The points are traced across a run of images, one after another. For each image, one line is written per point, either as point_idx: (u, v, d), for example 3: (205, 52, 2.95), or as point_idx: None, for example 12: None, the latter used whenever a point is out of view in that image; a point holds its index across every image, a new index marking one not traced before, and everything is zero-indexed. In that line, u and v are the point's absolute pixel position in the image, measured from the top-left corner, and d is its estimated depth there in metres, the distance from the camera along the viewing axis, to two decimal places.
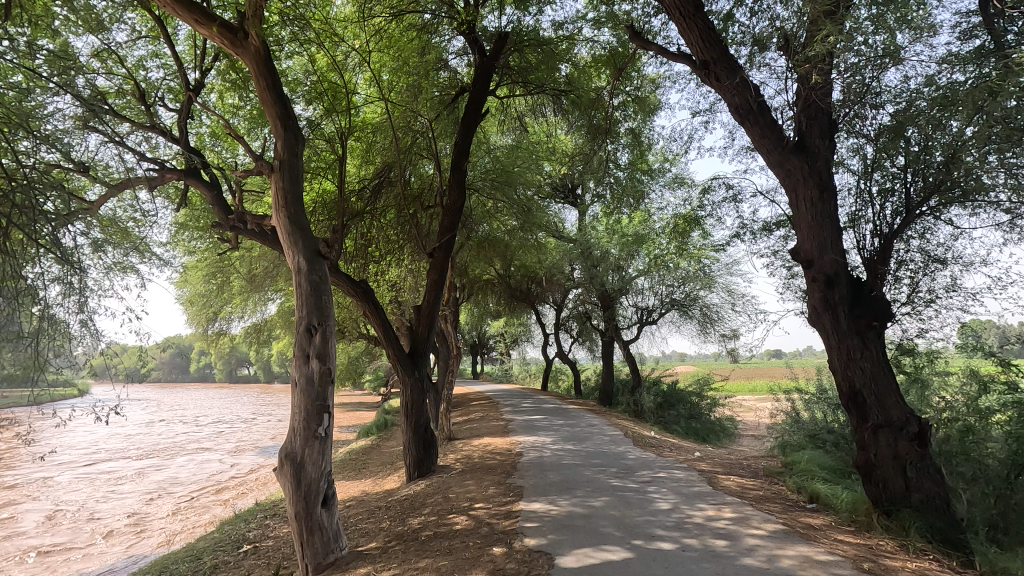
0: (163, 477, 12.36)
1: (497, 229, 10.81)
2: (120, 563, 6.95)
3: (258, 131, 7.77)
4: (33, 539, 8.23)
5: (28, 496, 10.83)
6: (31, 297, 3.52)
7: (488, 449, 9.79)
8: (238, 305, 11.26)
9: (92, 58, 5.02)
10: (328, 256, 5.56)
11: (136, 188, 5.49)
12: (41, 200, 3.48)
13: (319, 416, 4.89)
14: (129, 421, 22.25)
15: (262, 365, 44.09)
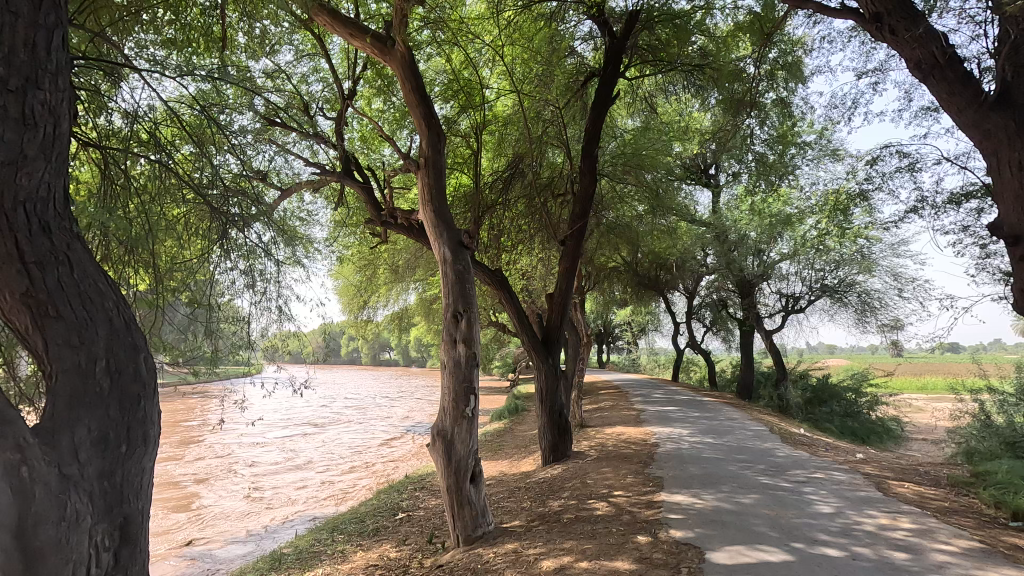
0: (326, 446, 13.91)
1: (626, 216, 10.57)
2: (298, 519, 7.94)
3: (401, 131, 8.34)
4: (232, 491, 9.71)
5: (226, 454, 12.80)
6: (228, 291, 4.02)
7: (622, 438, 9.69)
8: (384, 294, 12.20)
9: (268, 77, 5.68)
10: (471, 246, 5.80)
11: (303, 190, 6.13)
12: (233, 206, 3.97)
13: (466, 397, 5.16)
14: (296, 396, 25.46)
15: (400, 350, 47.67)
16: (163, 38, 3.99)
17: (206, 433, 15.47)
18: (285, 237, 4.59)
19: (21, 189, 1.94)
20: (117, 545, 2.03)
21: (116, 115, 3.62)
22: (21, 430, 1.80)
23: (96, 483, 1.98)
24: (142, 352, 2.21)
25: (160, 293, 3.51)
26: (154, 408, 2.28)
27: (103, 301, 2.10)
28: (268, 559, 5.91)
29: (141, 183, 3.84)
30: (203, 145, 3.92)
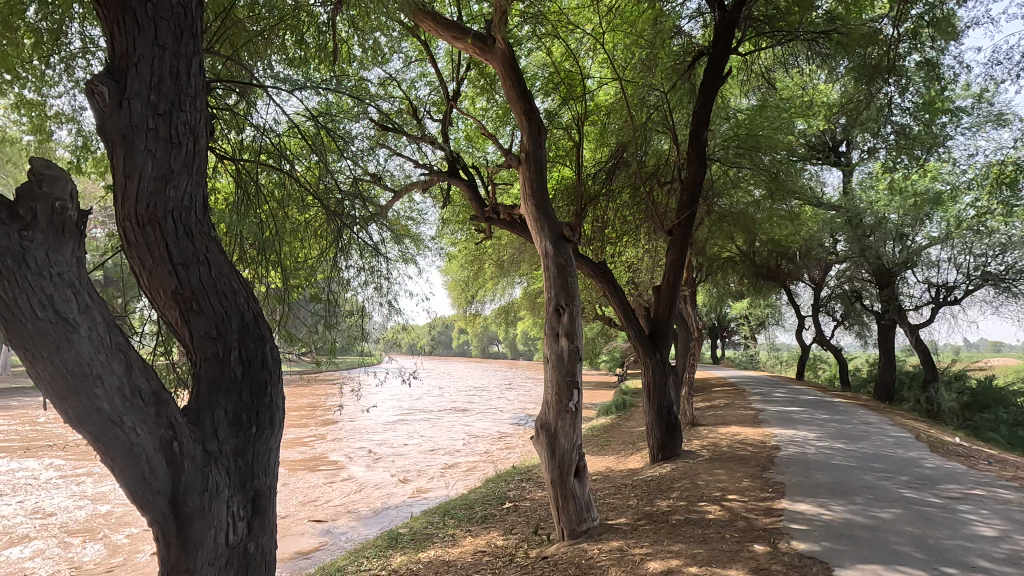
0: (439, 434, 14.61)
1: (741, 202, 9.88)
2: (412, 502, 8.43)
3: (504, 128, 8.46)
4: (356, 470, 10.55)
5: (351, 437, 13.91)
6: (346, 287, 4.35)
7: (738, 439, 9.12)
8: (491, 288, 12.52)
9: (380, 85, 6.03)
10: (573, 239, 5.74)
11: (413, 191, 6.44)
12: (350, 208, 4.26)
13: (569, 392, 5.12)
14: (412, 385, 27.02)
15: (509, 343, 48.78)
16: (288, 58, 4.37)
17: (335, 417, 16.93)
18: (396, 236, 4.84)
19: (170, 201, 2.22)
20: (250, 516, 2.27)
21: (251, 131, 4.03)
22: (172, 410, 2.08)
23: (232, 460, 2.23)
24: (269, 343, 2.43)
25: (288, 290, 3.90)
26: (280, 393, 2.50)
27: (235, 297, 2.34)
28: (386, 537, 6.33)
29: (272, 191, 4.26)
30: (323, 154, 4.26)
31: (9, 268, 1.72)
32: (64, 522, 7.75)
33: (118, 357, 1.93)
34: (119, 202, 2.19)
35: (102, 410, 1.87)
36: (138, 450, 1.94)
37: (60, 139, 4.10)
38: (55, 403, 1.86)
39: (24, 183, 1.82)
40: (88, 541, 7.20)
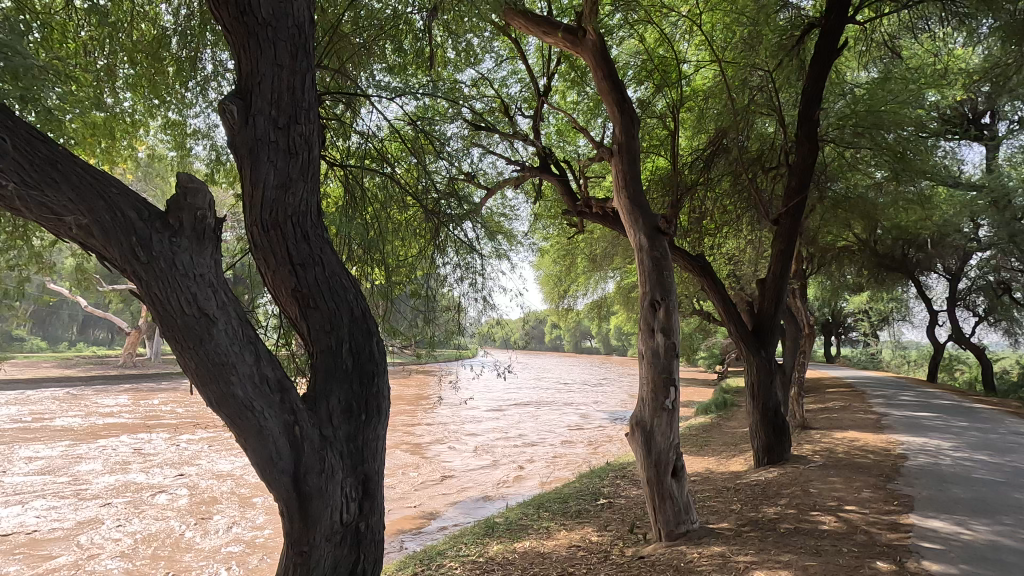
0: (532, 427, 14.76)
1: (859, 185, 8.99)
2: (507, 493, 8.61)
3: (595, 120, 8.34)
4: (454, 458, 10.96)
5: (448, 426, 14.44)
6: (442, 284, 4.50)
7: (857, 445, 8.35)
8: (583, 283, 12.41)
9: (474, 85, 6.19)
10: (668, 232, 5.55)
11: (506, 188, 6.53)
12: (447, 207, 4.42)
13: (666, 389, 4.96)
14: (506, 378, 27.56)
15: (601, 338, 48.24)
16: (388, 66, 4.61)
17: (433, 407, 17.65)
18: (489, 233, 4.94)
19: (289, 206, 2.43)
20: (362, 497, 2.44)
21: (357, 137, 4.31)
22: (294, 397, 2.28)
23: (346, 445, 2.41)
24: (375, 336, 2.59)
25: (390, 287, 4.11)
26: (386, 384, 2.66)
27: (346, 294, 2.52)
28: (483, 525, 6.50)
29: (376, 194, 4.53)
30: (421, 156, 4.46)
31: (162, 270, 1.98)
32: (204, 489, 8.76)
33: (249, 348, 2.16)
34: (247, 208, 2.43)
35: (237, 396, 2.10)
36: (267, 432, 2.16)
37: (197, 153, 4.60)
38: (199, 387, 2.12)
39: (171, 195, 2.08)
40: (224, 505, 8.10)
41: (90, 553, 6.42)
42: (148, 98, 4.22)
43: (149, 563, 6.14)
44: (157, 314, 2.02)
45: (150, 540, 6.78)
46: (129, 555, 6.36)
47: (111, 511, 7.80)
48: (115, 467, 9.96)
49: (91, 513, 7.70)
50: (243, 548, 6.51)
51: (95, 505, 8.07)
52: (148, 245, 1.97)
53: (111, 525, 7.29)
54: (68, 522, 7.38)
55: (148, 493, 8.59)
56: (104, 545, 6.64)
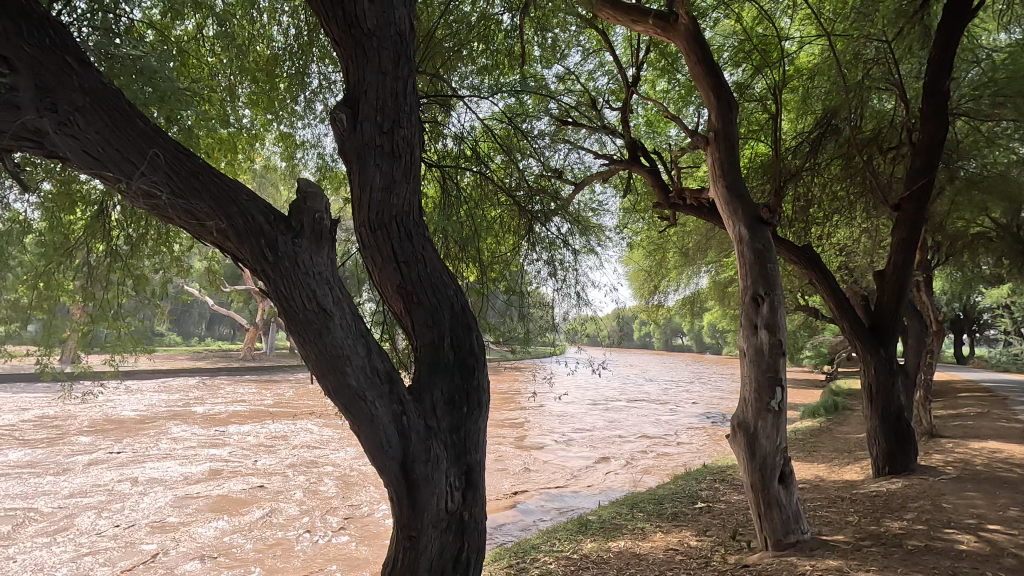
0: (623, 425, 14.48)
1: (999, 162, 7.92)
2: (599, 491, 8.52)
3: (688, 108, 8.01)
4: (544, 453, 11.02)
5: (538, 422, 14.53)
6: (528, 282, 4.59)
7: (1000, 457, 7.37)
8: (675, 279, 11.99)
9: (561, 81, 6.15)
10: (772, 222, 5.21)
11: (594, 183, 6.39)
12: (537, 204, 4.45)
13: (771, 389, 4.65)
14: (594, 376, 27.28)
15: (694, 335, 46.36)
16: (478, 68, 4.70)
17: (522, 404, 17.84)
18: (577, 228, 4.88)
19: (394, 207, 2.55)
20: (464, 487, 2.51)
21: (450, 139, 4.47)
22: (401, 389, 2.39)
23: (449, 436, 2.49)
24: (475, 332, 2.65)
25: (484, 283, 4.20)
26: (486, 378, 2.71)
27: (446, 291, 2.60)
28: (577, 522, 6.47)
29: (470, 192, 4.65)
30: (512, 153, 4.51)
31: (286, 269, 2.15)
32: (315, 469, 9.45)
33: (361, 341, 2.29)
34: (356, 210, 2.57)
35: (351, 385, 2.24)
36: (377, 421, 2.28)
37: (305, 162, 4.94)
38: (318, 377, 2.28)
39: (293, 199, 2.25)
40: (331, 482, 8.70)
41: (224, 514, 7.16)
42: (264, 113, 4.58)
43: (269, 530, 6.72)
44: (282, 309, 2.20)
45: (272, 508, 7.43)
46: (255, 519, 7.00)
47: (236, 481, 8.64)
48: (241, 445, 11.01)
49: (223, 481, 8.57)
50: (351, 523, 6.94)
51: (226, 475, 8.97)
52: (274, 246, 2.15)
53: (239, 492, 8.08)
54: (205, 487, 8.27)
55: (269, 468, 9.43)
56: (234, 510, 7.36)
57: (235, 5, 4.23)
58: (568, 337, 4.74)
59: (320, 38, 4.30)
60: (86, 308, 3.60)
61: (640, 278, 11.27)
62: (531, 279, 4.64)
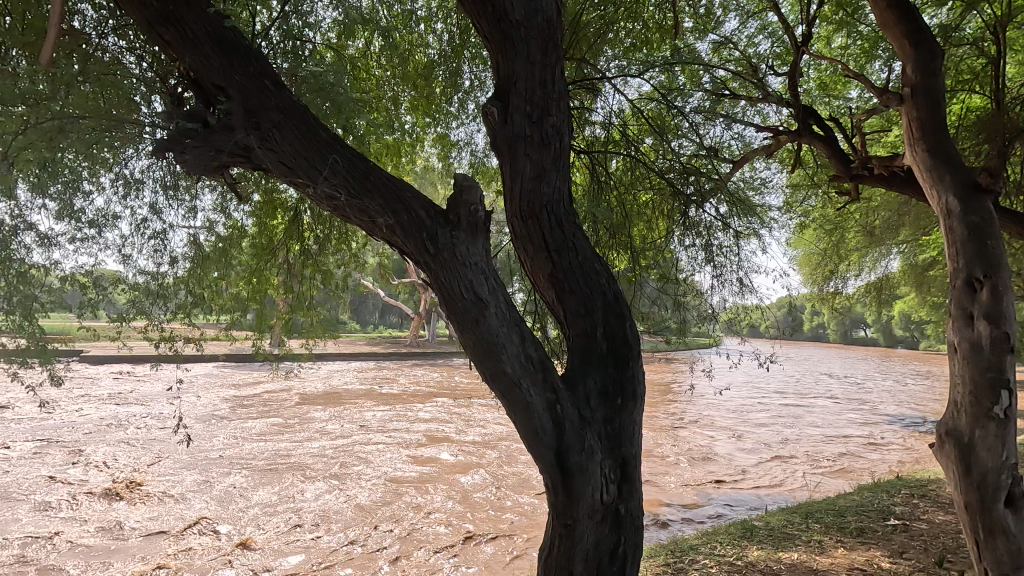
0: (795, 425, 13.10)
1: None
2: (765, 495, 7.81)
3: (873, 63, 6.88)
4: (702, 449, 10.42)
5: (695, 416, 13.79)
6: (676, 270, 4.29)
7: None
8: (857, 263, 10.48)
9: (717, 52, 5.65)
10: (995, 189, 4.24)
11: (756, 159, 5.76)
12: (691, 186, 4.14)
13: (995, 392, 3.81)
14: (760, 370, 25.07)
15: (883, 326, 40.24)
16: (623, 48, 4.49)
17: (679, 397, 17.05)
18: (736, 208, 4.45)
19: (544, 197, 2.55)
20: (620, 480, 2.44)
21: (596, 125, 4.39)
22: (555, 377, 2.39)
23: (603, 427, 2.44)
24: (629, 321, 2.56)
25: (636, 270, 4.03)
26: (641, 369, 2.60)
27: (598, 279, 2.54)
28: (740, 527, 5.99)
29: (619, 177, 4.50)
30: (662, 134, 4.26)
31: (446, 260, 2.27)
32: (472, 445, 10.04)
33: (515, 329, 2.34)
34: (507, 200, 2.61)
35: (506, 372, 2.30)
36: (532, 408, 2.31)
37: (459, 160, 5.20)
38: (476, 364, 2.37)
39: (450, 193, 2.36)
40: (487, 458, 9.16)
41: (398, 477, 7.95)
42: (423, 117, 4.92)
43: (432, 495, 7.30)
44: (442, 299, 2.32)
45: (437, 476, 8.07)
46: (423, 484, 7.66)
47: (406, 450, 9.52)
48: (412, 419, 12.14)
49: (396, 450, 9.52)
50: (507, 498, 7.25)
51: (399, 444, 9.96)
52: (435, 238, 2.28)
53: (411, 460, 8.91)
54: (383, 452, 9.28)
55: (435, 441, 10.24)
56: (405, 474, 8.13)
57: (396, 20, 4.59)
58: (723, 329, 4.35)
59: (469, 39, 4.50)
60: (286, 299, 4.21)
61: (812, 263, 10.10)
62: (684, 267, 4.35)
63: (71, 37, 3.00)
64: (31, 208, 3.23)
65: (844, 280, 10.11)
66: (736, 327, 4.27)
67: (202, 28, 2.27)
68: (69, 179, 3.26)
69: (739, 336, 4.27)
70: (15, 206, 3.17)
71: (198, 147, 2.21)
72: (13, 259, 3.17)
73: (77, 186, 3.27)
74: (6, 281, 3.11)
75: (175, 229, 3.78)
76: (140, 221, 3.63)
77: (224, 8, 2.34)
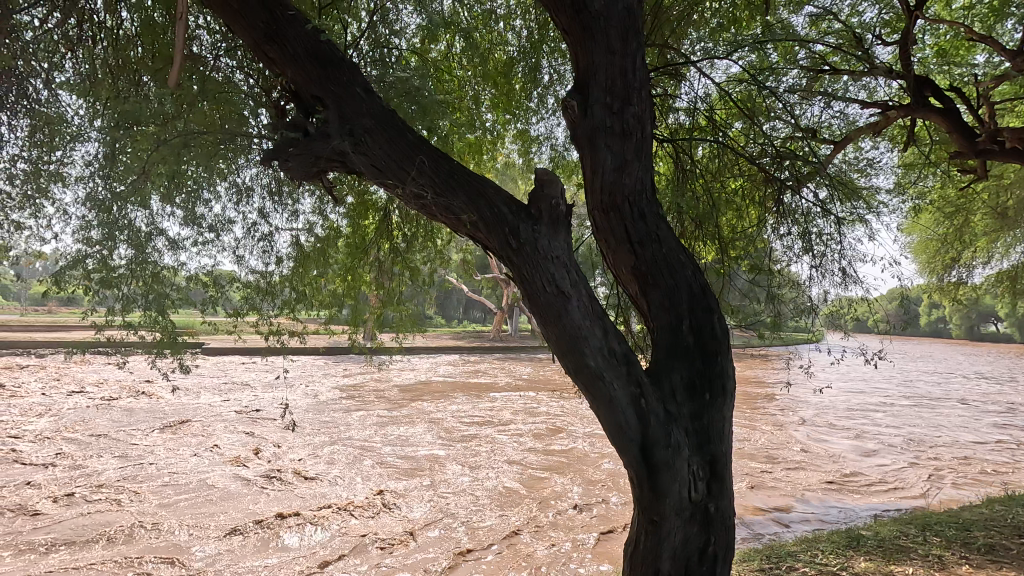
0: (911, 427, 11.92)
1: None
2: (874, 503, 7.19)
3: (1004, 23, 6.08)
4: (800, 449, 9.77)
5: (793, 416, 12.94)
6: (771, 260, 4.05)
7: None
8: (985, 250, 9.35)
9: (814, 27, 5.24)
10: None
11: (862, 139, 5.30)
12: (785, 171, 3.89)
13: None
14: (867, 367, 23.07)
15: (1018, 320, 35.63)
16: (709, 30, 4.29)
17: (775, 395, 16.08)
18: (838, 193, 4.12)
19: (626, 187, 2.50)
20: (709, 478, 2.37)
21: (680, 112, 4.25)
22: (639, 371, 2.36)
23: (690, 423, 2.37)
24: (717, 314, 2.46)
25: (725, 261, 3.85)
26: (730, 364, 2.50)
27: (683, 270, 2.46)
28: (845, 535, 5.57)
29: (706, 165, 4.32)
30: (753, 117, 4.03)
31: (529, 255, 2.30)
32: (555, 437, 10.06)
33: (598, 323, 2.33)
34: (588, 193, 2.59)
35: (589, 365, 2.29)
36: (615, 401, 2.29)
37: (540, 155, 5.23)
38: (559, 357, 2.39)
39: (532, 188, 2.39)
40: (569, 451, 9.14)
41: (483, 466, 8.14)
42: (504, 114, 4.98)
43: (516, 484, 7.41)
44: (525, 292, 2.36)
45: (522, 467, 8.18)
46: (507, 474, 7.78)
47: (490, 440, 9.73)
48: (496, 411, 12.36)
49: (481, 439, 9.75)
50: (591, 490, 7.22)
51: (484, 434, 10.19)
52: (517, 233, 2.32)
53: (496, 450, 9.10)
54: (467, 442, 9.52)
55: (520, 432, 10.38)
56: (491, 463, 8.32)
57: (477, 21, 4.70)
58: (823, 324, 4.05)
59: (548, 33, 4.56)
60: (377, 294, 4.45)
61: (929, 251, 9.18)
62: (780, 257, 4.10)
63: (192, 61, 3.35)
64: (162, 216, 3.66)
65: (970, 268, 9.06)
66: (838, 320, 3.96)
67: (301, 45, 2.45)
68: (191, 189, 3.64)
69: (842, 331, 3.97)
70: (149, 215, 3.61)
71: (300, 154, 2.41)
72: (148, 261, 3.60)
73: (198, 196, 3.66)
74: (143, 282, 3.55)
75: (280, 231, 4.12)
76: (251, 224, 3.99)
77: (321, 24, 2.51)
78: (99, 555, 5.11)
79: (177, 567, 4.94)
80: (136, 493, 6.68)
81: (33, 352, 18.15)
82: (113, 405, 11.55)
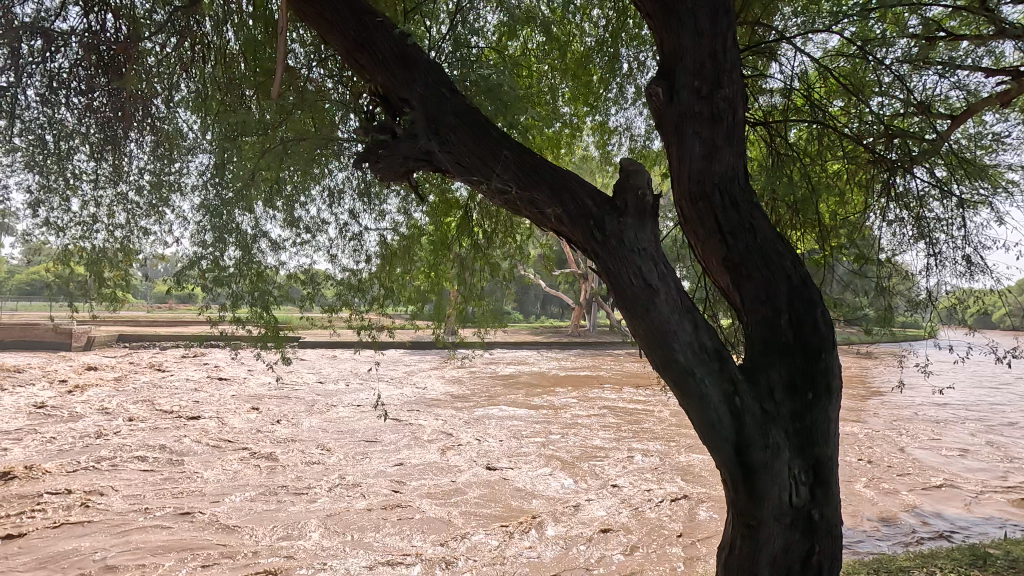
0: None
1: None
2: (1005, 518, 6.41)
3: None
4: (915, 455, 8.89)
5: (906, 418, 11.78)
6: (876, 248, 3.72)
7: None
8: None
9: None
10: None
11: (986, 109, 4.72)
12: (894, 152, 3.56)
13: None
14: (995, 366, 20.61)
15: None
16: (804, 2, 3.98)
17: (883, 395, 14.72)
18: (956, 172, 3.71)
19: (716, 174, 2.38)
20: (812, 483, 2.22)
21: (773, 93, 4.00)
22: (733, 367, 2.25)
23: (791, 423, 2.23)
24: (819, 307, 2.29)
25: (824, 252, 3.58)
26: (834, 360, 2.32)
27: (780, 260, 2.31)
28: (969, 552, 5.01)
29: (803, 148, 4.03)
30: (856, 94, 3.71)
31: (614, 247, 2.26)
32: (638, 432, 9.83)
33: (688, 317, 2.25)
34: (675, 182, 2.48)
35: (679, 361, 2.21)
36: (707, 399, 2.19)
37: (619, 146, 5.10)
38: (646, 352, 2.31)
39: (617, 179, 2.34)
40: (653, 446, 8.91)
41: (564, 459, 8.12)
42: (582, 107, 4.89)
43: (599, 479, 7.32)
44: (610, 285, 2.31)
45: (603, 461, 8.07)
46: (590, 469, 7.71)
47: (571, 433, 9.69)
48: (576, 405, 12.28)
49: (561, 432, 9.72)
50: (675, 488, 6.99)
51: (565, 427, 10.17)
52: (603, 226, 2.28)
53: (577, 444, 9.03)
54: (548, 435, 9.53)
55: (601, 426, 10.25)
56: (572, 457, 8.26)
57: (554, 13, 4.65)
58: (939, 318, 3.67)
59: (628, 19, 4.48)
60: (460, 289, 4.55)
61: None
62: (887, 247, 3.75)
63: (289, 74, 3.58)
64: (265, 220, 3.94)
65: None
66: (958, 315, 3.57)
67: (390, 51, 2.55)
68: (290, 194, 3.89)
69: (962, 327, 3.58)
70: (253, 219, 3.89)
71: (389, 155, 2.51)
72: (253, 262, 3.89)
73: (295, 200, 3.90)
74: (249, 281, 3.85)
75: (369, 231, 4.30)
76: (343, 225, 4.21)
77: (406, 27, 2.59)
78: (213, 531, 5.64)
79: (280, 545, 5.35)
80: (245, 477, 7.30)
81: (157, 346, 20.35)
82: (225, 394, 12.70)
